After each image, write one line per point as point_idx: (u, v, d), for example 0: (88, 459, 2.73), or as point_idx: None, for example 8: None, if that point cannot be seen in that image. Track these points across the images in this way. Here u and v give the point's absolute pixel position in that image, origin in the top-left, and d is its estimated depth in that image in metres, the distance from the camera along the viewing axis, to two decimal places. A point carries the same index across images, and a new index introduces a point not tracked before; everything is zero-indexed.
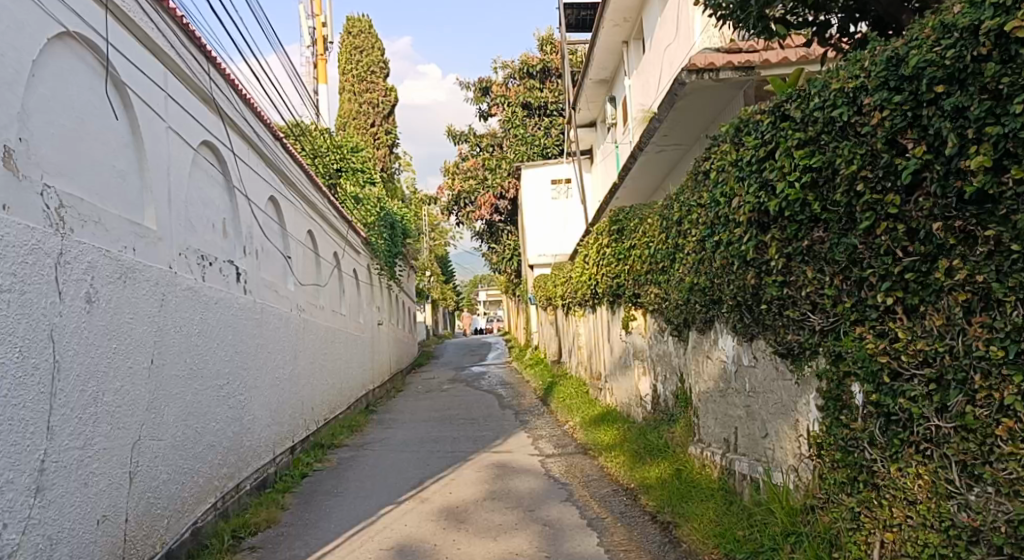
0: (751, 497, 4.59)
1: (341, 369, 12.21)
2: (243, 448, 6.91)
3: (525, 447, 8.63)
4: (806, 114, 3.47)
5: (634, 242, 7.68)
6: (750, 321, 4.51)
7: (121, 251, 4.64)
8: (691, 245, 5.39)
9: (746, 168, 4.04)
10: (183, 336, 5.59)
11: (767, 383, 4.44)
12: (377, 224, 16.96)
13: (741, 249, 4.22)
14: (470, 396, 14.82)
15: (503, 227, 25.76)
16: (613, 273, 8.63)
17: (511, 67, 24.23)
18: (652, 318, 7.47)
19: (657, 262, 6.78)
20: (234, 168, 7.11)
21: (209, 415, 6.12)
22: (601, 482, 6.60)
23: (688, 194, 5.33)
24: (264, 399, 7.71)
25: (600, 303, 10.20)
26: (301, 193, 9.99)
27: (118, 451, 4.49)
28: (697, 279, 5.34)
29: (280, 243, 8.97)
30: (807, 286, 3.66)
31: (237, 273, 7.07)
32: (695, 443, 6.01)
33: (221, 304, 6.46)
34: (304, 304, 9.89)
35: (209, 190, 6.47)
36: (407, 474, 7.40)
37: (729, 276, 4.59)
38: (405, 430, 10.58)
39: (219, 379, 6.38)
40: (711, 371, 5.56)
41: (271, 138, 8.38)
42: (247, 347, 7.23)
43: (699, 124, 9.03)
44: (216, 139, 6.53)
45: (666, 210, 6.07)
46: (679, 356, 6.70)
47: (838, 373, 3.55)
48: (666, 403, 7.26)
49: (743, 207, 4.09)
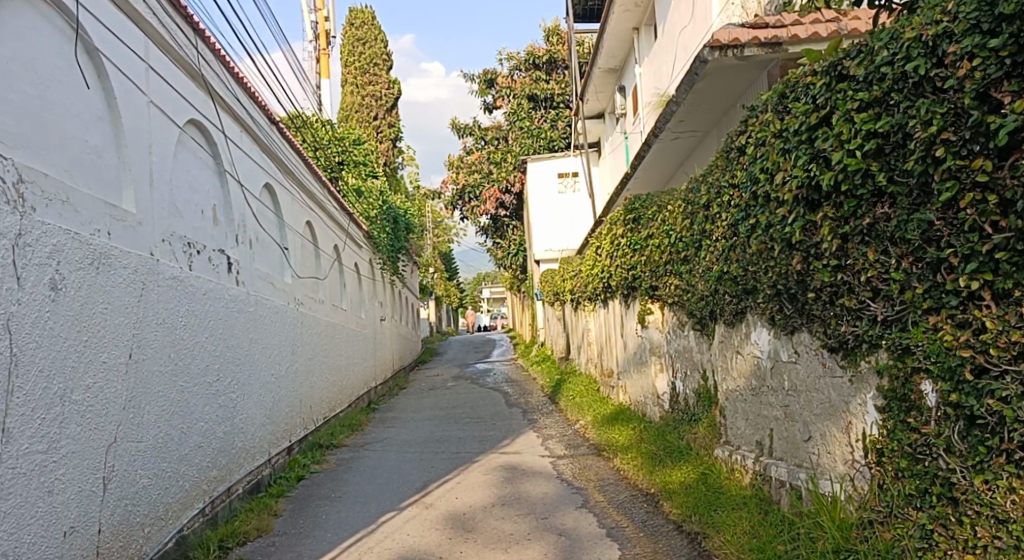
0: (791, 507, 4.13)
1: (342, 366, 11.77)
2: (233, 450, 6.47)
3: (534, 448, 8.18)
4: (872, 71, 3.00)
5: (652, 231, 7.23)
6: (793, 312, 4.05)
7: (93, 234, 4.19)
8: (721, 230, 4.94)
9: (792, 139, 3.57)
10: (166, 330, 5.15)
11: (811, 381, 3.99)
12: (380, 217, 16.53)
13: (785, 231, 3.77)
14: (475, 393, 14.36)
15: (508, 222, 25.33)
16: (628, 265, 8.18)
17: (517, 58, 23.79)
18: (672, 311, 7.03)
19: (679, 251, 6.35)
20: (225, 151, 6.66)
21: (197, 415, 5.69)
22: (618, 487, 6.15)
23: (718, 174, 4.88)
24: (258, 397, 7.27)
25: (612, 296, 9.76)
26: (299, 182, 9.55)
27: (90, 454, 4.06)
28: (727, 267, 4.89)
29: (276, 233, 8.52)
30: (867, 271, 3.21)
31: (228, 263, 6.63)
32: (722, 446, 5.54)
33: (210, 295, 6.02)
34: (302, 298, 9.45)
35: (196, 173, 6.03)
36: (410, 477, 6.95)
37: (768, 261, 4.13)
38: (408, 430, 10.13)
39: (208, 376, 5.94)
40: (741, 367, 5.10)
41: (266, 122, 7.94)
42: (239, 342, 6.78)
43: (718, 107, 8.57)
44: (203, 118, 6.08)
45: (692, 194, 5.62)
46: (703, 351, 6.25)
47: (904, 369, 3.09)
48: (686, 401, 6.80)
49: (789, 183, 3.64)
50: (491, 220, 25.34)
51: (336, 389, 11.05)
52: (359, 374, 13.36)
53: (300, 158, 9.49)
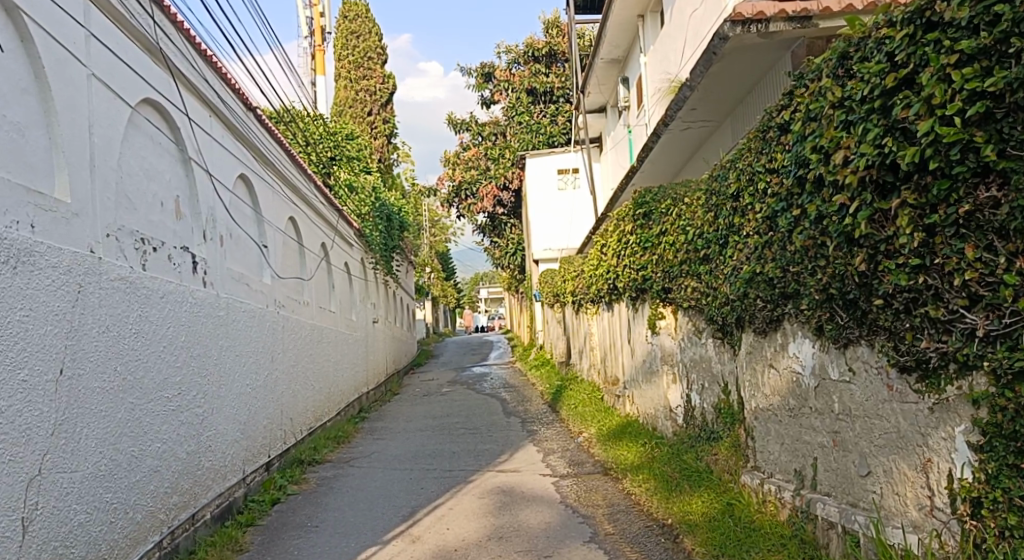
0: (846, 557, 3.43)
1: (329, 372, 11.07)
2: (199, 471, 5.76)
3: (535, 465, 7.49)
4: (980, 13, 2.30)
5: (666, 226, 6.53)
6: (848, 321, 3.36)
7: (9, 226, 3.49)
8: (755, 224, 4.26)
9: (860, 109, 2.89)
10: (112, 339, 4.44)
11: (871, 405, 3.30)
12: (373, 214, 15.68)
13: (846, 224, 3.09)
14: (471, 399, 13.66)
15: (506, 220, 24.60)
16: (638, 264, 7.49)
17: (515, 51, 23.11)
18: (687, 317, 6.38)
19: (697, 249, 5.69)
20: (190, 136, 5.97)
21: (153, 434, 4.98)
22: (630, 516, 5.46)
23: (752, 158, 4.18)
24: (229, 410, 6.57)
25: (618, 299, 9.10)
26: (281, 175, 8.86)
27: (4, 491, 3.35)
28: (761, 267, 4.22)
29: (253, 231, 7.83)
30: (963, 272, 2.52)
31: (194, 262, 5.93)
32: (750, 472, 4.85)
33: (169, 298, 5.32)
34: (284, 300, 8.77)
35: (153, 159, 5.32)
36: (396, 501, 6.25)
37: (820, 260, 3.45)
38: (399, 442, 9.43)
39: (166, 390, 5.24)
40: (775, 384, 4.42)
41: (241, 107, 7.26)
42: (207, 351, 6.08)
43: (733, 95, 8.00)
44: (162, 98, 5.40)
45: (716, 184, 4.94)
46: (725, 361, 5.58)
47: (1013, 397, 2.40)
48: (704, 417, 6.14)
49: (853, 164, 2.95)
50: (488, 218, 24.60)
51: (322, 397, 10.37)
52: (349, 378, 12.66)
53: (283, 148, 8.80)
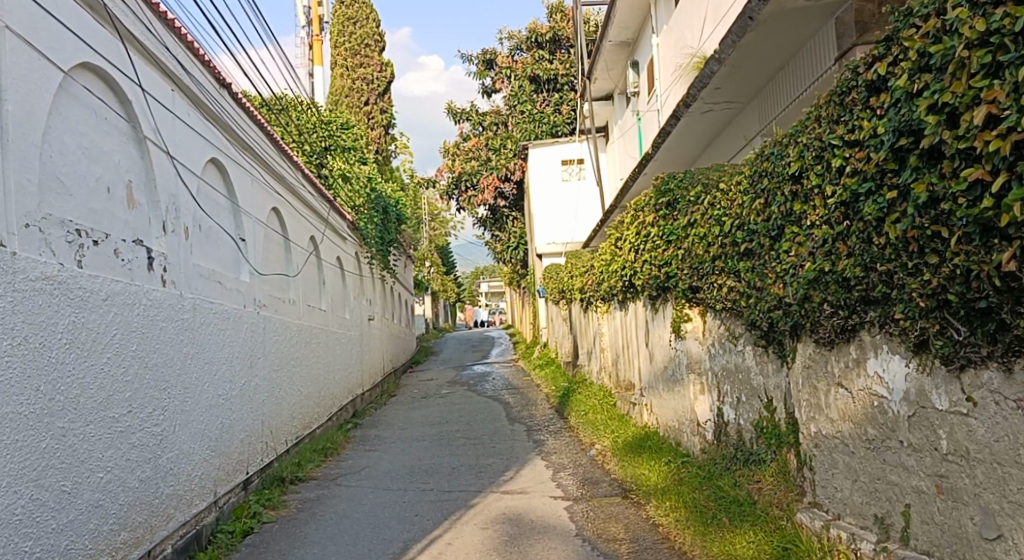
0: None
1: (320, 375, 10.29)
2: (156, 500, 4.96)
3: (544, 485, 6.69)
4: None
5: (695, 216, 5.70)
6: (972, 336, 2.54)
7: None
8: (825, 211, 3.44)
9: (1018, 46, 2.03)
10: (34, 352, 3.62)
11: (1004, 449, 2.47)
12: (369, 206, 14.86)
13: (988, 210, 2.24)
14: (472, 403, 12.85)
15: (508, 212, 23.71)
16: (659, 260, 6.68)
17: (517, 37, 22.19)
18: (721, 321, 5.62)
19: (736, 243, 4.88)
20: (146, 111, 5.13)
21: (92, 462, 4.17)
22: (659, 556, 4.66)
23: (822, 128, 3.35)
24: (196, 427, 5.75)
25: (634, 298, 8.31)
26: (262, 161, 8.03)
27: None
28: (833, 265, 3.41)
29: (229, 223, 7.02)
30: None
31: (150, 258, 5.11)
32: (807, 510, 4.05)
33: (115, 300, 4.50)
34: (266, 300, 7.96)
35: (94, 136, 4.48)
36: (385, 534, 5.44)
37: (932, 258, 2.63)
38: (393, 454, 8.65)
39: (111, 409, 4.42)
40: (845, 408, 3.60)
41: (213, 84, 6.46)
42: (167, 360, 5.28)
43: (763, 72, 7.24)
44: (105, 64, 4.55)
45: (766, 164, 4.11)
46: (769, 374, 4.81)
47: None
48: (742, 436, 5.36)
49: (1002, 125, 2.09)
50: (489, 211, 23.77)
51: (311, 404, 9.59)
52: (341, 381, 11.88)
53: (264, 132, 7.97)
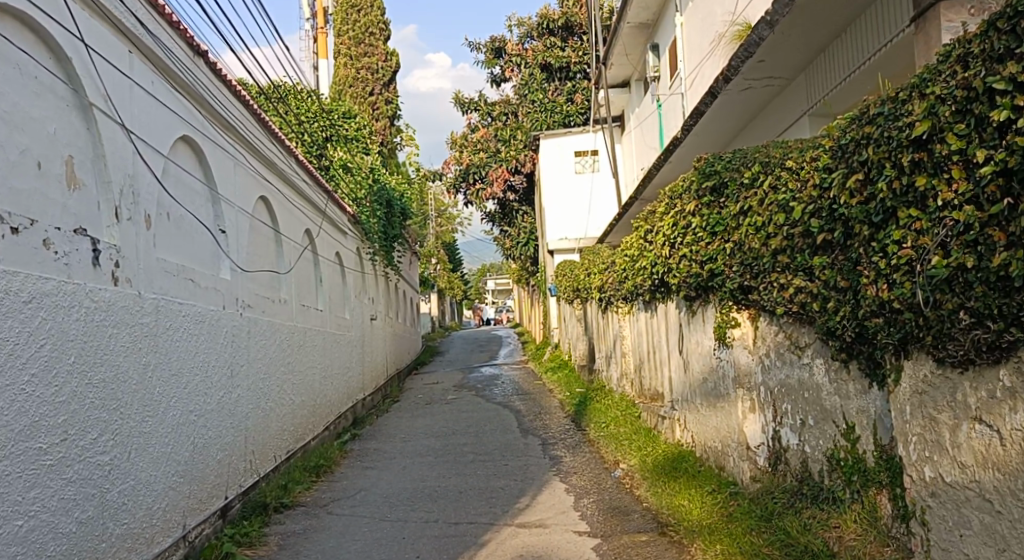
0: None
1: (315, 381, 9.44)
2: (102, 544, 4.08)
3: (566, 516, 5.80)
4: None
5: (750, 204, 4.80)
6: None
7: None
8: (970, 185, 2.52)
9: None
10: None
11: None
12: (370, 199, 13.94)
13: None
14: (481, 410, 11.99)
15: (518, 207, 22.82)
16: (701, 255, 5.78)
17: (528, 24, 21.22)
18: (780, 328, 4.72)
19: (810, 232, 3.98)
20: (91, 73, 4.26)
21: (9, 507, 3.30)
22: None
23: (974, 71, 2.44)
24: (159, 450, 4.87)
25: (665, 298, 7.40)
26: (248, 144, 7.15)
27: None
28: (985, 260, 2.48)
29: (204, 213, 6.14)
30: None
31: (97, 251, 4.22)
32: None
33: (45, 302, 3.64)
34: (251, 300, 7.07)
35: (20, 100, 3.63)
36: None
37: None
38: (394, 472, 7.80)
39: (39, 438, 3.56)
40: (989, 452, 2.67)
41: (185, 49, 5.58)
42: (119, 373, 4.40)
43: (818, 39, 6.33)
44: (33, 12, 3.70)
45: (868, 129, 3.21)
46: (850, 397, 3.91)
47: None
48: (808, 467, 4.46)
49: None
50: (498, 205, 22.98)
51: (304, 414, 8.72)
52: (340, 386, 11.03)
53: (249, 111, 7.09)
